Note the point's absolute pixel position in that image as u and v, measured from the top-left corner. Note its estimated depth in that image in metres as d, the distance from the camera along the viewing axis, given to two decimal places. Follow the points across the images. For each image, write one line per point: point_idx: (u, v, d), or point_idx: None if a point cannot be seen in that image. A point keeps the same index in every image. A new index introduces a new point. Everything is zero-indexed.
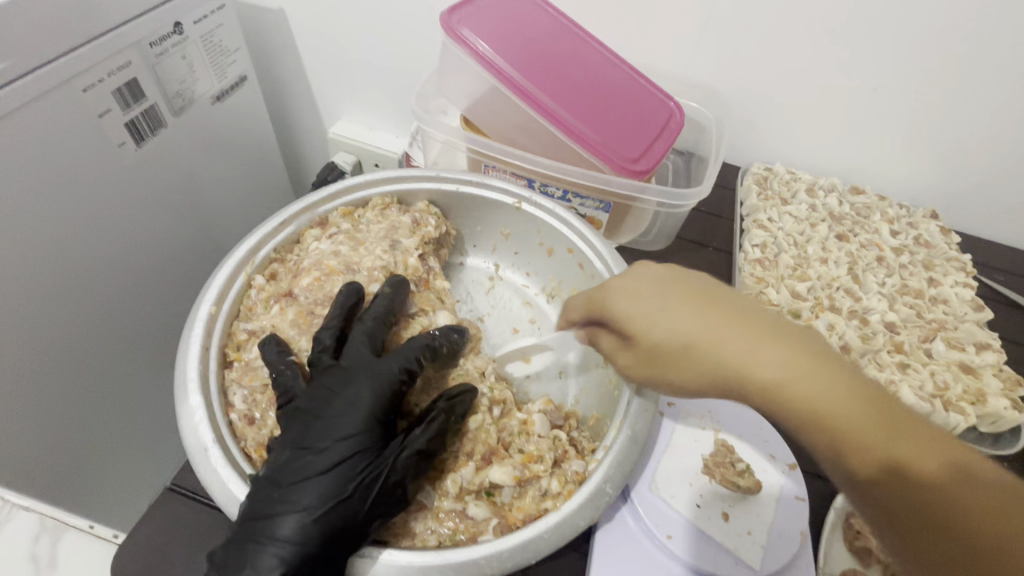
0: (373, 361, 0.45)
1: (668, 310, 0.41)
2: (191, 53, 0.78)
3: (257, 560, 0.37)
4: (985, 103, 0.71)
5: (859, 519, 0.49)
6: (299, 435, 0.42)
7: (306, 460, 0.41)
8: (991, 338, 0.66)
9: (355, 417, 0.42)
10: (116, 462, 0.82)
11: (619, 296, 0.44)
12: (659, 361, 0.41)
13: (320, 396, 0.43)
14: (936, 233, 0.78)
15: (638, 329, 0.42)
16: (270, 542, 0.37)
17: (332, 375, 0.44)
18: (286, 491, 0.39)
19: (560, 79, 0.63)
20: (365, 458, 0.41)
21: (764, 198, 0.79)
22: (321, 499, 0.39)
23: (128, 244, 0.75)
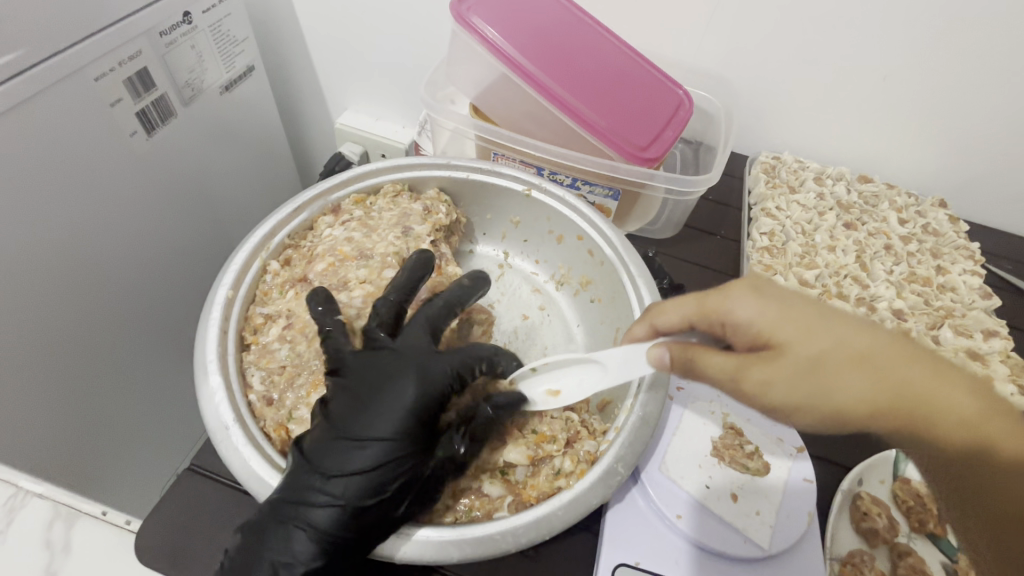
0: (425, 357, 0.44)
1: (819, 328, 0.38)
2: (200, 43, 0.78)
3: (284, 549, 0.38)
4: (991, 89, 0.71)
5: (865, 501, 0.50)
6: (342, 422, 0.41)
7: (343, 451, 0.40)
8: (999, 325, 0.66)
9: (401, 414, 0.41)
10: (127, 450, 0.83)
11: (755, 308, 0.39)
12: (821, 381, 0.37)
13: (368, 384, 0.42)
14: (944, 222, 0.78)
15: (792, 344, 0.38)
16: (300, 530, 0.38)
17: (384, 362, 0.43)
18: (321, 480, 0.39)
19: (570, 67, 0.63)
20: (402, 459, 0.40)
21: (771, 186, 0.79)
22: (353, 496, 0.39)
23: (138, 234, 0.76)
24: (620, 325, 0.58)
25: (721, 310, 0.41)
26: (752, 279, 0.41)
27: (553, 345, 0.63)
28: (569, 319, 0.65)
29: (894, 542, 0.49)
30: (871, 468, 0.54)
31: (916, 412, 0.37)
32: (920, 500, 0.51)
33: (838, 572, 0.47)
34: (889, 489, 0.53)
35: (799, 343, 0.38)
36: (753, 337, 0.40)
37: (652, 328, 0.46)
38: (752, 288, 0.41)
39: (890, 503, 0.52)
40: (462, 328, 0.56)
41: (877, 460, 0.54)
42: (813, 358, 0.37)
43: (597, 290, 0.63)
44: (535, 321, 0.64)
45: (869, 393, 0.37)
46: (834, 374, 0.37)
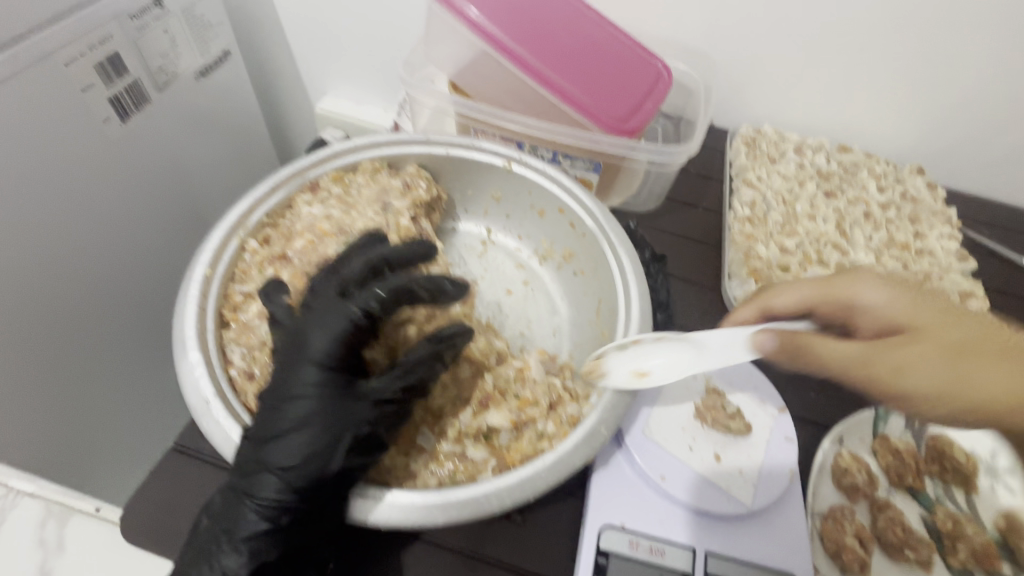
0: (330, 306, 0.43)
1: (948, 320, 0.42)
2: (174, 27, 0.77)
3: (244, 517, 0.39)
4: (964, 54, 0.72)
5: (845, 458, 0.51)
6: (270, 389, 0.42)
7: (274, 415, 0.41)
8: (975, 287, 0.67)
9: (321, 370, 0.42)
10: (113, 446, 0.82)
11: (883, 296, 0.44)
12: (958, 365, 0.40)
13: (286, 346, 0.43)
14: (922, 188, 0.79)
15: (922, 330, 0.42)
16: (252, 499, 0.39)
17: (300, 321, 0.44)
18: (259, 450, 0.40)
19: (547, 40, 0.63)
20: (330, 414, 0.40)
21: (752, 158, 0.79)
22: (291, 458, 0.39)
23: (115, 224, 0.75)
24: (602, 296, 0.58)
25: (847, 294, 0.46)
26: (876, 271, 0.47)
27: (537, 319, 0.62)
28: (552, 293, 0.65)
29: (874, 496, 0.50)
30: (852, 426, 0.54)
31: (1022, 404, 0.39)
32: (898, 455, 0.53)
33: (820, 527, 0.48)
34: (870, 447, 0.54)
35: (929, 330, 0.42)
36: (881, 322, 0.44)
37: (764, 311, 0.50)
38: (875, 278, 0.46)
39: (871, 460, 0.53)
40: None
41: (859, 417, 0.55)
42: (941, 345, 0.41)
43: (580, 263, 0.63)
44: (519, 296, 0.64)
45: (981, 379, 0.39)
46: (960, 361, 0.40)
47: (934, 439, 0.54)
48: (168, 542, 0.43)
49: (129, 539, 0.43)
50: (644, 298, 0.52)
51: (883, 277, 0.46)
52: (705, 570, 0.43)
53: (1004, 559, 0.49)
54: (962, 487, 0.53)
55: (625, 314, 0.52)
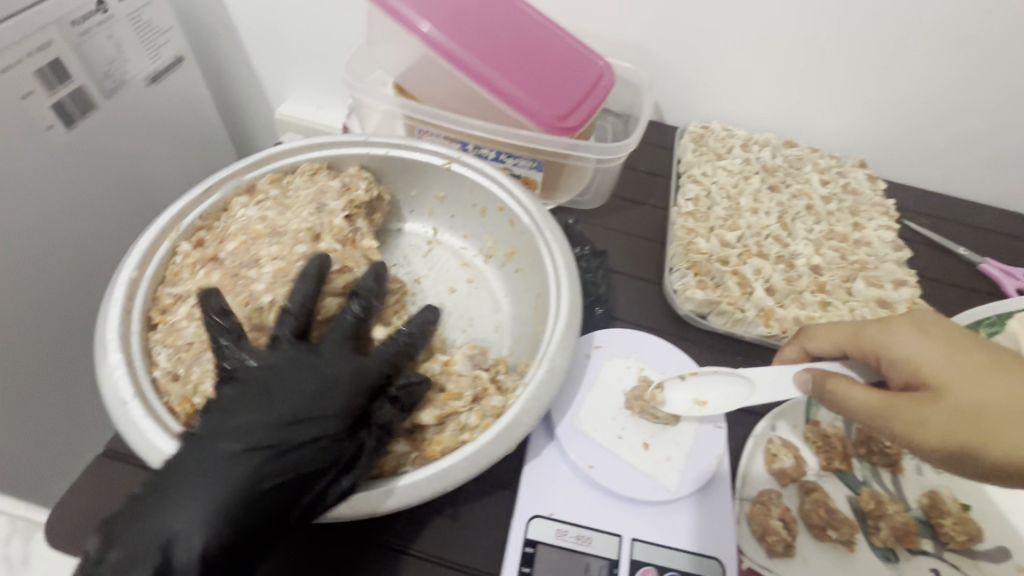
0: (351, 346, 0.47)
1: (981, 378, 0.39)
2: (119, 32, 0.76)
3: (148, 532, 0.36)
4: (895, 51, 0.75)
5: (775, 444, 0.53)
6: (257, 400, 0.42)
7: (231, 433, 0.41)
8: (909, 275, 0.69)
9: (301, 401, 0.43)
10: (64, 457, 0.80)
11: (917, 345, 0.42)
12: (984, 427, 0.38)
13: (288, 365, 0.45)
14: (863, 181, 0.81)
15: (947, 384, 0.40)
16: (177, 505, 0.37)
17: (293, 351, 0.45)
18: (227, 455, 0.39)
19: (487, 40, 0.64)
20: (295, 448, 0.41)
21: (698, 154, 0.81)
22: (233, 477, 0.39)
23: (64, 232, 0.73)
24: (539, 292, 0.59)
25: (875, 341, 0.45)
26: (918, 317, 0.44)
27: (479, 317, 0.63)
28: (496, 291, 0.65)
29: (801, 479, 0.51)
30: (784, 413, 0.56)
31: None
32: (828, 439, 0.54)
33: (748, 511, 0.49)
34: (802, 433, 0.55)
35: (958, 386, 0.39)
36: (908, 372, 0.43)
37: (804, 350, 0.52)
38: (916, 328, 0.44)
39: (803, 445, 0.54)
40: None
41: (791, 404, 0.56)
42: (975, 404, 0.39)
43: (520, 260, 0.63)
44: (462, 295, 0.65)
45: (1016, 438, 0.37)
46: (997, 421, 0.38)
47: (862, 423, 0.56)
48: (93, 546, 0.42)
49: (53, 544, 0.42)
50: (575, 290, 0.53)
51: (925, 322, 0.44)
52: (630, 556, 0.44)
53: (924, 536, 0.51)
54: (888, 467, 0.54)
55: (556, 306, 0.52)
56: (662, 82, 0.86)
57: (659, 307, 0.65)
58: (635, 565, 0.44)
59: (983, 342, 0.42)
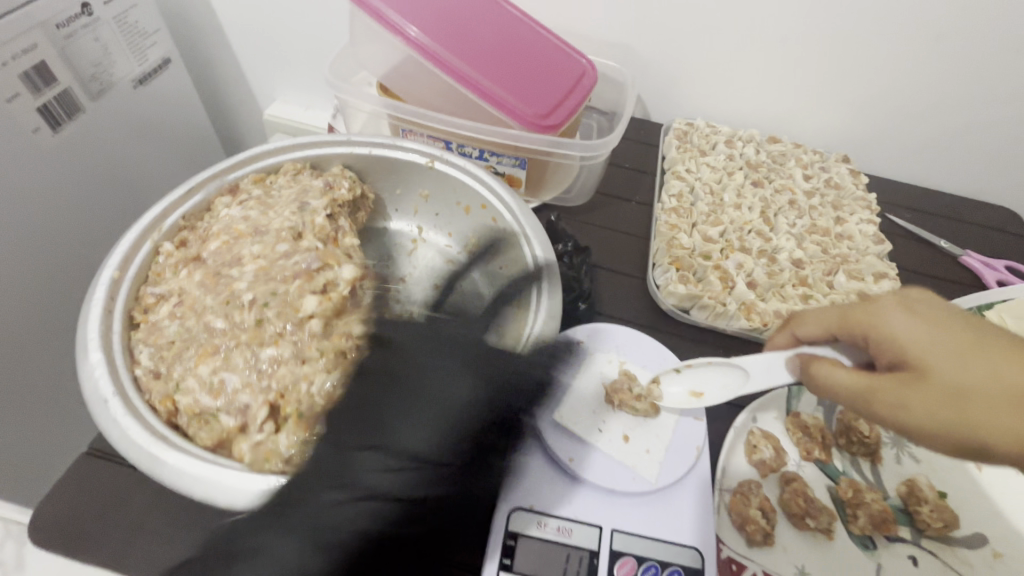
0: (448, 348, 0.48)
1: (973, 355, 0.37)
2: (105, 35, 0.75)
3: (308, 533, 0.39)
4: (876, 47, 0.76)
5: (755, 435, 0.53)
6: (363, 421, 0.43)
7: (367, 434, 0.43)
8: (889, 268, 0.70)
9: (432, 403, 0.44)
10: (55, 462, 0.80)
11: (904, 325, 0.40)
12: (971, 410, 0.36)
13: (449, 367, 0.46)
14: (846, 176, 0.82)
15: (929, 366, 0.38)
16: (286, 532, 0.39)
17: (421, 353, 0.47)
18: (336, 481, 0.41)
19: (469, 40, 0.64)
20: (428, 447, 0.42)
21: (682, 151, 0.82)
22: (343, 504, 0.40)
23: (54, 236, 0.72)
24: None
25: (861, 321, 0.43)
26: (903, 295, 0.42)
27: None
28: None
29: (781, 469, 0.52)
30: (764, 405, 0.56)
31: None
32: (807, 430, 0.55)
33: (728, 501, 0.50)
34: (782, 424, 0.56)
35: (939, 369, 0.37)
36: (893, 352, 0.40)
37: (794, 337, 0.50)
38: (902, 307, 0.41)
39: (783, 436, 0.55)
40: (355, 295, 0.53)
41: (772, 396, 0.57)
42: (958, 386, 0.37)
43: (503, 257, 0.64)
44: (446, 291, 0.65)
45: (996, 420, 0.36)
46: (978, 405, 0.36)
47: (843, 415, 0.56)
48: (74, 543, 0.43)
49: (36, 543, 0.42)
50: (555, 285, 0.54)
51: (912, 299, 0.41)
52: (610, 547, 0.45)
53: (901, 524, 0.51)
54: (867, 457, 0.55)
55: (536, 302, 0.53)
56: (646, 80, 0.87)
57: (642, 303, 0.66)
58: (614, 555, 0.45)
59: (972, 318, 0.39)
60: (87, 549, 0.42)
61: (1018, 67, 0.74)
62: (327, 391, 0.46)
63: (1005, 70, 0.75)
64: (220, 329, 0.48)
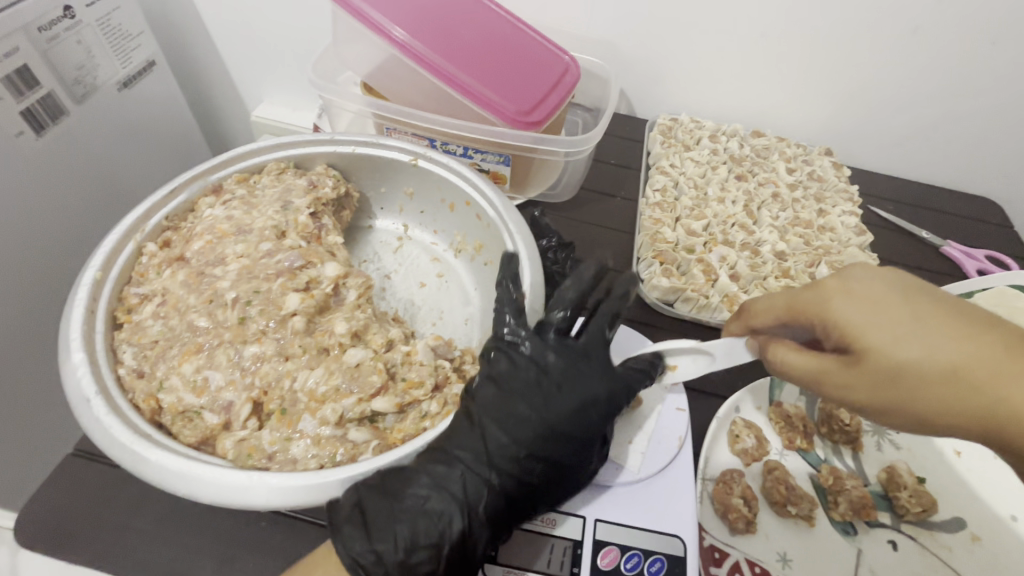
0: (566, 355, 0.48)
1: (912, 333, 0.36)
2: (88, 38, 0.75)
3: (420, 524, 0.41)
4: (854, 41, 0.77)
5: (738, 425, 0.54)
6: (493, 414, 0.45)
7: (502, 428, 0.45)
8: (871, 259, 0.71)
9: (567, 403, 0.46)
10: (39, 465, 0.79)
11: (847, 310, 0.39)
12: (911, 389, 0.37)
13: (563, 370, 0.47)
14: (828, 169, 0.83)
15: (873, 347, 0.37)
16: (414, 520, 0.40)
17: (562, 357, 0.48)
18: (470, 471, 0.43)
19: (451, 38, 0.65)
20: (554, 445, 0.45)
21: (666, 145, 0.82)
22: (477, 490, 0.43)
23: (39, 239, 0.72)
24: None
25: (808, 308, 0.41)
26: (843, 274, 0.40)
27: (449, 310, 0.64)
28: (466, 285, 0.66)
29: (763, 458, 0.53)
30: (748, 395, 0.57)
31: (996, 420, 0.35)
32: (790, 419, 0.56)
33: (711, 490, 0.50)
34: (765, 414, 0.56)
35: (882, 349, 0.37)
36: (836, 336, 0.39)
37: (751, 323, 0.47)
38: (846, 287, 0.40)
39: (766, 425, 0.56)
40: (339, 293, 0.53)
41: (755, 386, 0.57)
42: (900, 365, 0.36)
43: (488, 253, 0.64)
44: (431, 288, 0.66)
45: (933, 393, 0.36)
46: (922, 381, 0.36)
47: (824, 404, 0.57)
48: (56, 542, 0.43)
49: (23, 544, 0.43)
50: (538, 280, 0.54)
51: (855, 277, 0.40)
52: (594, 537, 0.45)
53: (881, 509, 0.52)
54: (849, 445, 0.56)
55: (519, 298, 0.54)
56: (630, 76, 0.88)
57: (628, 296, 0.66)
58: (598, 544, 0.45)
59: (916, 286, 0.38)
60: (73, 549, 0.42)
61: (994, 60, 0.75)
62: (309, 387, 0.46)
63: (981, 62, 0.76)
64: (204, 327, 0.48)
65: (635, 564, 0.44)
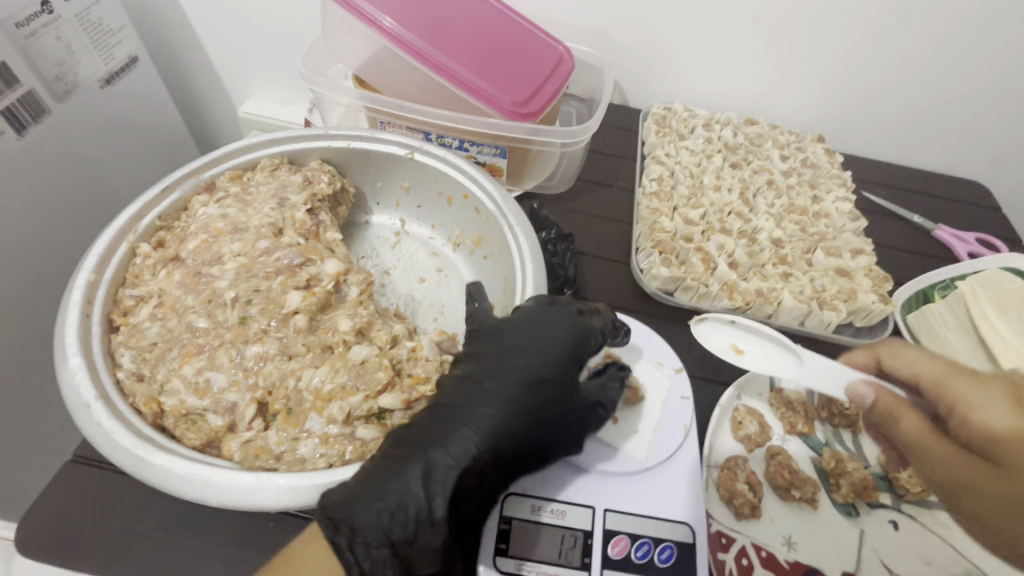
0: (539, 323, 0.49)
1: None
2: (68, 34, 0.73)
3: (376, 517, 0.39)
4: (844, 27, 0.77)
5: (740, 410, 0.55)
6: (474, 378, 0.46)
7: (477, 393, 0.45)
8: (866, 244, 0.72)
9: (537, 370, 0.47)
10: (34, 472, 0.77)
11: (1002, 414, 0.38)
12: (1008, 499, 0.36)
13: (533, 338, 0.48)
14: (821, 155, 0.83)
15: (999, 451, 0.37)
16: (392, 483, 0.40)
17: (535, 315, 0.49)
18: (443, 435, 0.42)
19: (443, 29, 0.64)
20: (525, 411, 0.45)
21: (661, 135, 0.82)
22: (452, 452, 0.42)
23: (25, 239, 0.70)
24: (506, 277, 0.60)
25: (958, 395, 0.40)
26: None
27: (449, 304, 0.63)
28: (466, 279, 0.66)
29: (765, 443, 0.53)
30: (749, 382, 0.57)
31: None
32: (790, 405, 0.56)
33: (715, 477, 0.51)
34: (766, 400, 0.57)
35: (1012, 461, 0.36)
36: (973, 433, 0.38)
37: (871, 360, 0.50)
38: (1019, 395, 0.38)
39: (767, 412, 0.57)
40: (340, 290, 0.53)
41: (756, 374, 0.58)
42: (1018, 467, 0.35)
43: (488, 246, 0.64)
44: (432, 283, 0.65)
45: (1005, 496, 0.36)
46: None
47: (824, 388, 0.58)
48: (59, 550, 0.42)
49: (24, 553, 0.42)
50: (539, 275, 0.54)
51: None
52: (604, 526, 0.45)
53: (882, 490, 0.53)
54: (848, 428, 0.57)
55: (521, 292, 0.54)
56: (623, 65, 0.87)
57: (628, 287, 0.66)
58: (608, 534, 0.45)
59: None
60: (78, 556, 0.42)
61: (981, 44, 0.76)
62: (314, 385, 0.45)
63: (969, 47, 0.76)
64: (203, 328, 0.47)
65: (646, 552, 0.44)
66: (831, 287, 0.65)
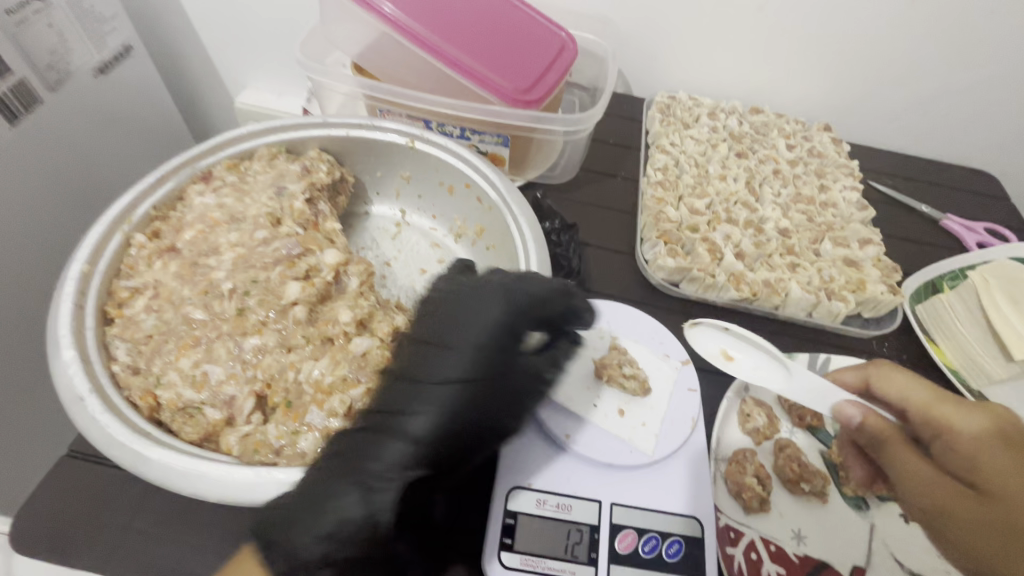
0: (469, 308, 0.47)
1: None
2: (60, 21, 0.71)
3: (314, 537, 0.38)
4: (853, 13, 0.76)
5: (748, 403, 0.54)
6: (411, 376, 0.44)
7: (410, 391, 0.43)
8: (874, 234, 0.70)
9: (468, 359, 0.45)
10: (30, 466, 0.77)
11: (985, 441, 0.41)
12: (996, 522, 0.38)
13: (465, 325, 0.46)
14: (828, 144, 0.82)
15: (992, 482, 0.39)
16: (330, 502, 0.38)
17: (464, 300, 0.48)
18: (380, 443, 0.41)
19: (443, 14, 0.62)
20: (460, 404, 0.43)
21: (665, 124, 0.81)
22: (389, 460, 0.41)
23: (19, 231, 0.69)
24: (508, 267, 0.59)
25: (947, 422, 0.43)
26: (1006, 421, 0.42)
27: None
28: None
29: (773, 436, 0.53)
30: None
31: None
32: None
33: (724, 471, 0.50)
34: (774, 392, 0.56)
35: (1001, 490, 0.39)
36: (966, 463, 0.41)
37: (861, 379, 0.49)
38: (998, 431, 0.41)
39: (775, 404, 0.55)
40: (340, 280, 0.51)
41: None
42: (1008, 501, 0.38)
43: (490, 237, 0.63)
44: (433, 275, 0.64)
45: (993, 527, 0.38)
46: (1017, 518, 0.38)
47: None
48: (55, 545, 0.41)
49: (20, 548, 0.41)
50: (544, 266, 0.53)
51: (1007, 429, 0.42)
52: (610, 521, 0.44)
53: None
54: None
55: None
56: (627, 53, 0.86)
57: (632, 278, 0.65)
58: (615, 529, 0.44)
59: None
60: (75, 550, 0.41)
61: (993, 30, 0.74)
62: (314, 378, 0.44)
63: (980, 33, 0.75)
64: (200, 320, 0.46)
65: (653, 546, 0.44)
66: (839, 278, 0.64)
